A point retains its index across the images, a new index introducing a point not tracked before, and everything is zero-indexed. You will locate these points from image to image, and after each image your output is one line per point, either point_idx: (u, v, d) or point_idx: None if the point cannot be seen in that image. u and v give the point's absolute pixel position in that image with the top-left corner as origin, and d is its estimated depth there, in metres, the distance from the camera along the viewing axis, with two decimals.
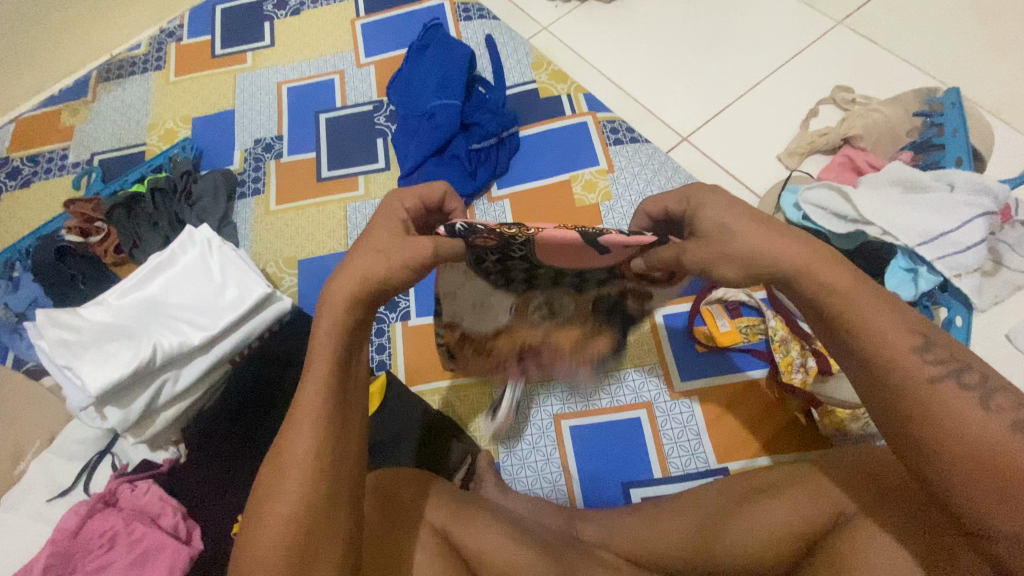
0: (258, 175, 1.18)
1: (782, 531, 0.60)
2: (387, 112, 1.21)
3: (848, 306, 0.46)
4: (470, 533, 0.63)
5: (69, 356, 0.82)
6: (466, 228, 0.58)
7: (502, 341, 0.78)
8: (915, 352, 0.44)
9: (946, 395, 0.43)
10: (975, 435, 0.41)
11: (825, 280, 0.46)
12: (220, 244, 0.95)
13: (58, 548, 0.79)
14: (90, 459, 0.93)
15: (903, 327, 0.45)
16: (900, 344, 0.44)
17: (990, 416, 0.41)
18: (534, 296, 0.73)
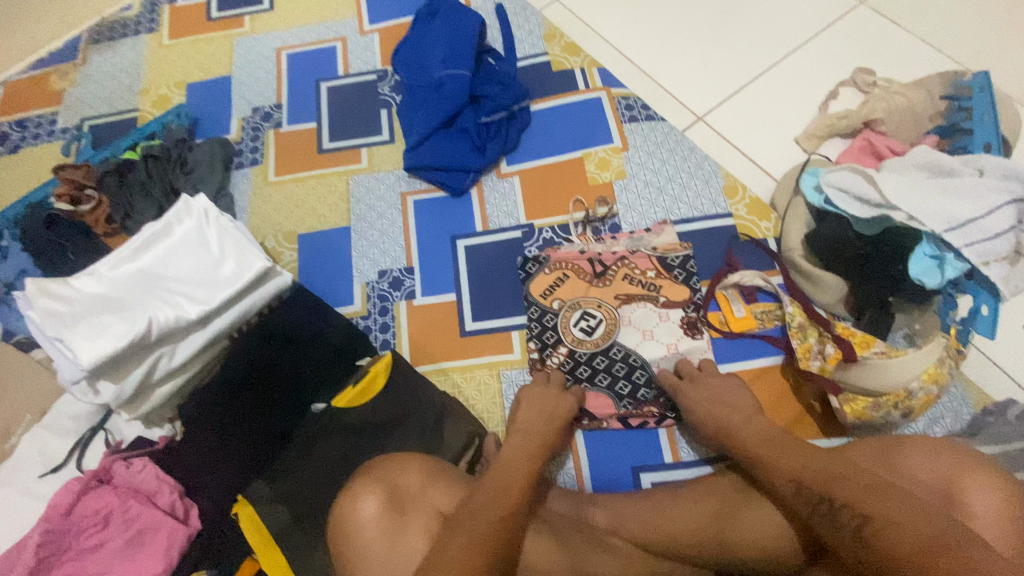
0: (256, 146, 1.14)
1: (766, 547, 0.61)
2: (391, 82, 1.16)
3: (753, 465, 0.63)
4: None
5: (59, 329, 0.78)
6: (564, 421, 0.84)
7: (562, 292, 0.92)
8: (792, 492, 0.57)
9: (815, 524, 0.54)
10: (840, 553, 0.52)
11: (748, 434, 0.66)
12: (217, 216, 0.91)
13: (51, 525, 0.77)
14: (83, 435, 0.90)
15: (784, 473, 0.59)
16: (781, 477, 0.59)
17: (844, 518, 0.52)
18: (596, 315, 0.90)
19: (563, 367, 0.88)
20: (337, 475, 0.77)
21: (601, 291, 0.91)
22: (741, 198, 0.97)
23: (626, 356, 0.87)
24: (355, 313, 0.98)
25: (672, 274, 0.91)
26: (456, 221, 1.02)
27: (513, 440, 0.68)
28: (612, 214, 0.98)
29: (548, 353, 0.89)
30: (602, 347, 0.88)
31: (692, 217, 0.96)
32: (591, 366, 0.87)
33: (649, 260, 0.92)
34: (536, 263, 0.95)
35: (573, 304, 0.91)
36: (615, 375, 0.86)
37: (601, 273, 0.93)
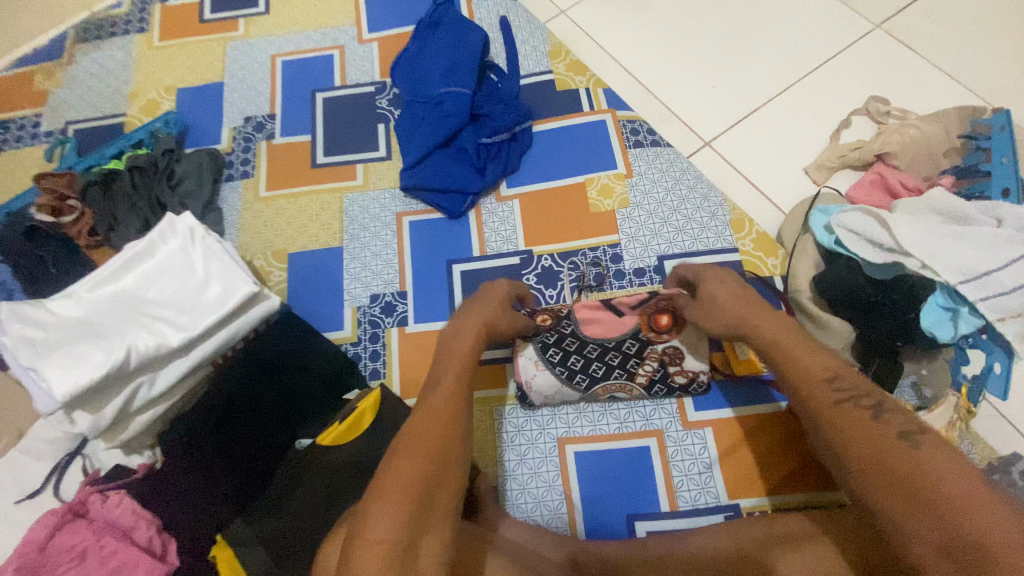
0: (247, 157, 1.09)
1: None
2: (389, 95, 1.12)
3: (779, 358, 0.60)
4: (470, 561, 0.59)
5: (33, 358, 0.75)
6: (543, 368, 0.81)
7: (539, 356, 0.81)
8: (826, 385, 0.56)
9: (842, 416, 0.53)
10: (854, 441, 0.51)
11: (770, 326, 0.63)
12: (203, 235, 0.88)
13: (25, 561, 0.74)
14: (60, 459, 0.87)
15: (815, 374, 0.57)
16: (816, 371, 0.57)
17: (879, 422, 0.51)
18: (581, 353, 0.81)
19: (553, 364, 0.81)
20: (322, 518, 0.74)
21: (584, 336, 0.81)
22: (748, 233, 0.93)
23: (618, 342, 0.81)
24: (345, 339, 0.94)
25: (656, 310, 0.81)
26: (452, 244, 0.98)
27: (468, 328, 0.68)
28: (614, 244, 0.94)
29: (540, 335, 0.82)
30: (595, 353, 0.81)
31: (696, 250, 0.92)
32: (582, 355, 0.80)
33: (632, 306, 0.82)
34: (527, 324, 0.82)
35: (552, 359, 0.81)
36: (603, 356, 0.80)
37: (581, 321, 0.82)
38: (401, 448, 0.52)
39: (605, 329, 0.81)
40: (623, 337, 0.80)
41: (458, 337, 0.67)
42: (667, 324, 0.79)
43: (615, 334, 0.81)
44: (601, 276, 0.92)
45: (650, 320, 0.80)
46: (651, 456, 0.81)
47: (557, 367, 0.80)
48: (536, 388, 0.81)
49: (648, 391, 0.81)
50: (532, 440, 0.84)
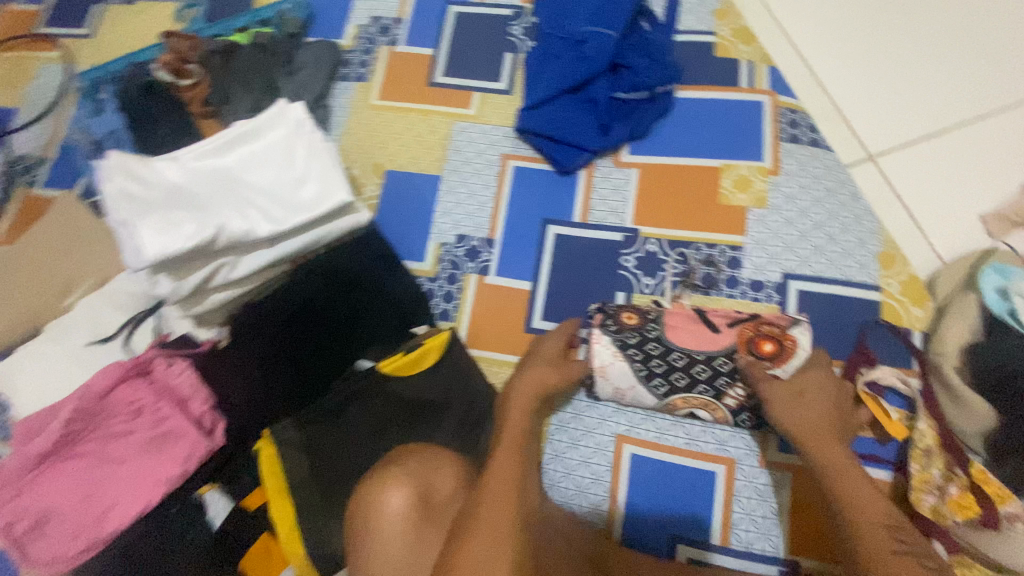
0: (366, 59, 1.04)
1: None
2: (525, 24, 1.02)
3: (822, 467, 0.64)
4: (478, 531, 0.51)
5: (130, 213, 0.74)
6: (614, 341, 0.72)
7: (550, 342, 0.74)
8: (881, 523, 0.58)
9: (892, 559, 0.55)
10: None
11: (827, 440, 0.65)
12: (311, 130, 0.86)
13: (83, 404, 0.76)
14: (136, 314, 0.89)
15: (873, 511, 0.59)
16: (874, 509, 0.59)
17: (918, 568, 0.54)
18: (670, 353, 0.71)
19: (633, 363, 0.71)
20: (369, 443, 0.73)
21: (678, 338, 0.71)
22: (897, 273, 0.80)
23: (710, 358, 0.70)
24: (423, 272, 0.91)
25: (764, 330, 0.70)
26: (554, 201, 0.90)
27: (517, 403, 0.67)
28: (735, 246, 0.83)
29: (616, 327, 0.72)
30: (688, 361, 0.71)
31: (830, 277, 0.80)
32: (665, 362, 0.71)
33: (738, 321, 0.71)
34: (608, 318, 0.73)
35: (614, 335, 0.72)
36: (688, 361, 0.71)
37: (657, 320, 0.72)
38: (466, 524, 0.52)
39: (698, 339, 0.70)
40: (717, 354, 0.70)
41: (513, 406, 0.67)
42: (771, 353, 0.69)
43: (710, 348, 0.70)
44: (711, 278, 0.82)
45: (753, 346, 0.69)
46: (713, 483, 0.74)
47: (635, 367, 0.71)
48: (611, 383, 0.73)
49: (733, 417, 0.72)
50: (589, 429, 0.78)
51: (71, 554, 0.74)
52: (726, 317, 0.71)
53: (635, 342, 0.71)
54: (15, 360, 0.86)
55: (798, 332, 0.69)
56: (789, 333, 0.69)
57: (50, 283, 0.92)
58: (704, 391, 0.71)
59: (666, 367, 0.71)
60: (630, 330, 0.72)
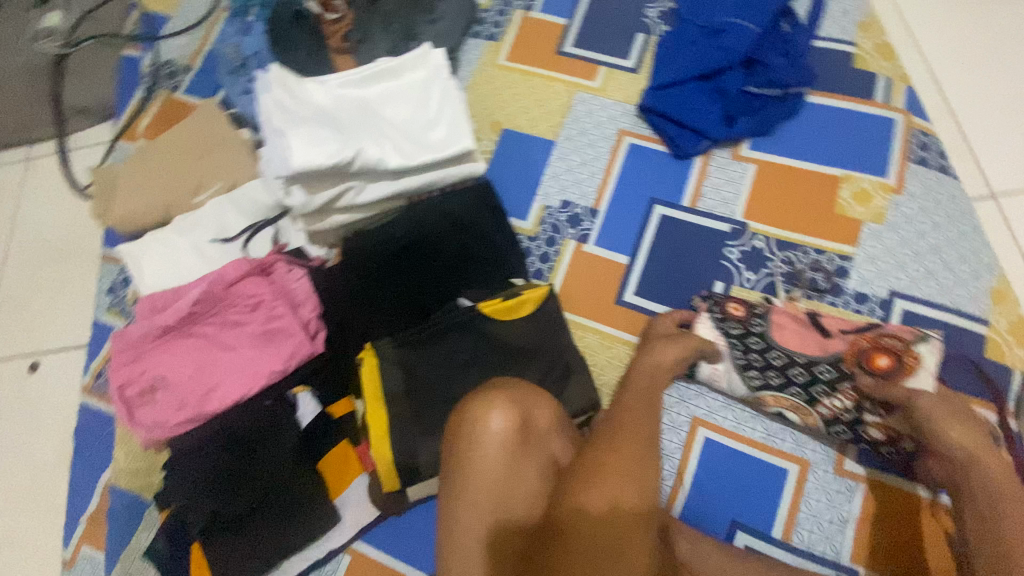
0: (499, 20, 1.07)
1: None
2: (662, 8, 1.03)
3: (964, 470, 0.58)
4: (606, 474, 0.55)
5: (283, 124, 0.80)
6: (722, 329, 0.77)
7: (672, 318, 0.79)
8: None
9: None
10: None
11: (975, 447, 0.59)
12: (448, 77, 0.91)
13: (212, 289, 0.84)
14: (256, 222, 0.96)
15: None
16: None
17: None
18: (771, 351, 0.75)
19: (733, 351, 0.77)
20: (459, 375, 0.78)
21: (784, 339, 0.75)
22: (1010, 311, 0.78)
23: (811, 362, 0.73)
24: (524, 231, 0.94)
25: (880, 344, 0.72)
26: (666, 183, 0.92)
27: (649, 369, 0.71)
28: (845, 256, 0.83)
29: (723, 316, 0.78)
30: (789, 362, 0.74)
31: (939, 303, 0.79)
32: (764, 357, 0.75)
33: (855, 331, 0.74)
34: (715, 307, 0.79)
35: (722, 324, 0.78)
36: (788, 361, 0.74)
37: (767, 318, 0.77)
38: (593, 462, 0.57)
39: (803, 343, 0.75)
40: (819, 360, 0.73)
41: (650, 371, 0.70)
42: (885, 366, 0.70)
43: (812, 352, 0.74)
44: (814, 284, 0.82)
45: (864, 357, 0.71)
46: (783, 481, 0.75)
47: (735, 356, 0.76)
48: (712, 365, 0.77)
49: (825, 427, 0.73)
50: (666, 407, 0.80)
51: (172, 422, 0.81)
52: (841, 326, 0.75)
53: (741, 334, 0.77)
54: (146, 243, 0.95)
55: (923, 353, 0.71)
56: (912, 351, 0.71)
57: (184, 180, 1.00)
58: (798, 394, 0.74)
59: (765, 362, 0.75)
60: (738, 322, 0.77)
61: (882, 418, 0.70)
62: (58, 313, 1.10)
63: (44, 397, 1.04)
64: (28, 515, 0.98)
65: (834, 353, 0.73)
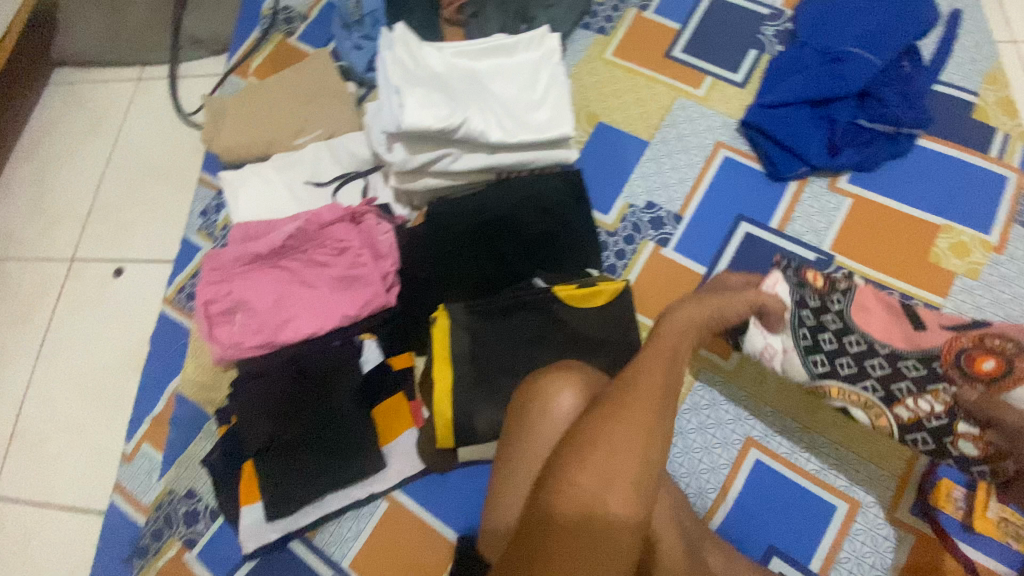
0: (612, 15, 1.08)
1: None
2: (779, 28, 1.02)
3: None
4: (593, 465, 0.44)
5: (400, 82, 0.83)
6: (796, 299, 0.73)
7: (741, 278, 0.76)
8: None
9: None
10: None
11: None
12: (558, 63, 0.92)
13: (307, 228, 0.88)
14: (348, 173, 1.00)
15: None
16: None
17: None
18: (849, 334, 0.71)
19: (802, 327, 0.72)
20: (526, 350, 0.80)
21: (866, 324, 0.71)
22: None
23: (894, 355, 0.69)
24: (604, 225, 0.94)
25: (984, 344, 0.65)
26: (756, 201, 0.91)
27: (683, 314, 0.57)
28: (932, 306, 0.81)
29: (800, 283, 0.73)
30: (865, 349, 0.70)
31: None
32: (838, 340, 0.71)
33: (956, 329, 0.68)
34: (794, 273, 0.74)
35: (797, 294, 0.73)
36: (865, 346, 0.70)
37: (847, 297, 0.72)
38: (584, 453, 0.45)
39: (887, 332, 0.70)
40: (907, 354, 0.68)
41: (679, 315, 0.56)
42: (987, 371, 0.64)
43: (897, 345, 0.69)
44: None
45: (962, 358, 0.65)
46: (828, 519, 0.74)
47: (808, 333, 0.72)
48: (766, 338, 0.74)
49: (901, 433, 0.69)
50: (720, 421, 0.80)
51: (247, 343, 0.85)
52: (938, 321, 0.70)
53: (815, 309, 0.72)
54: (245, 174, 1.00)
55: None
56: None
57: (288, 121, 1.04)
58: (874, 389, 0.69)
59: (837, 343, 0.71)
60: (813, 294, 0.73)
61: (976, 432, 0.65)
62: (148, 227, 1.17)
63: (125, 303, 1.12)
64: (96, 408, 1.05)
65: (925, 347, 0.68)
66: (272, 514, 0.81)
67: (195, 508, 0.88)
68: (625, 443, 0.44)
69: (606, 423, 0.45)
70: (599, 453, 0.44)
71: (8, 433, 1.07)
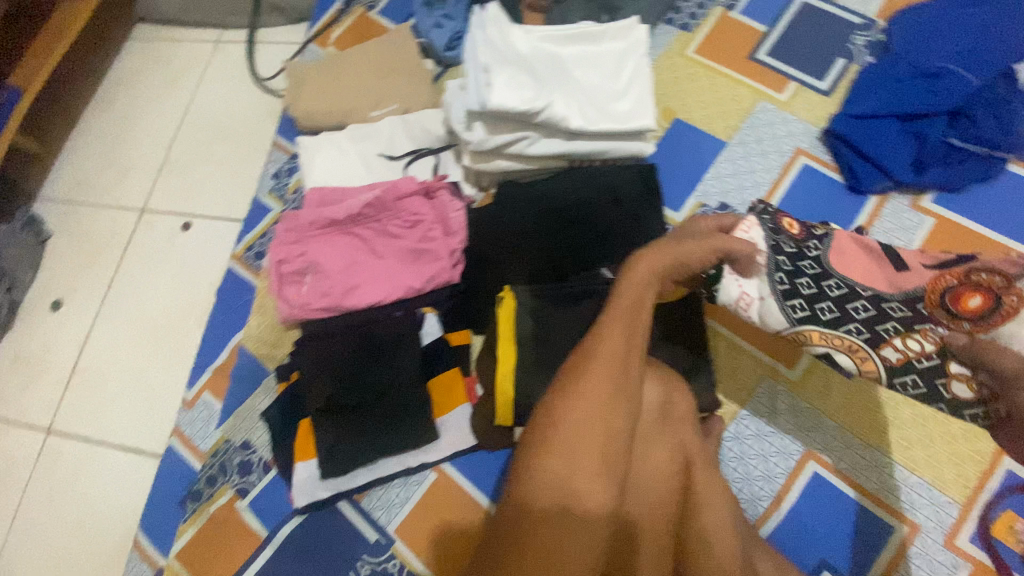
0: (697, 13, 1.07)
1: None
2: (870, 39, 1.00)
3: None
4: (561, 445, 0.50)
5: (489, 61, 0.83)
6: (773, 244, 0.71)
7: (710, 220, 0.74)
8: None
9: None
10: None
11: None
12: (644, 55, 0.91)
13: (383, 198, 0.90)
14: (421, 148, 1.01)
15: None
16: None
17: None
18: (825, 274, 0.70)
19: (777, 272, 0.71)
20: None
21: (844, 267, 0.70)
22: None
23: (876, 296, 0.68)
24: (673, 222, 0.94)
25: (968, 278, 0.63)
26: (831, 212, 0.90)
27: (638, 273, 0.58)
28: None
29: (776, 230, 0.72)
30: (846, 291, 0.69)
31: None
32: (816, 284, 0.70)
33: (946, 268, 0.65)
34: (769, 219, 0.73)
35: (771, 238, 0.72)
36: (844, 287, 0.69)
37: (821, 240, 0.72)
38: (552, 439, 0.51)
39: (868, 275, 0.70)
40: (890, 296, 0.67)
41: (636, 276, 0.58)
42: (975, 308, 0.61)
43: (882, 287, 0.68)
44: None
45: (949, 298, 0.63)
46: (885, 539, 0.73)
47: (785, 277, 0.71)
48: (740, 285, 0.73)
49: (889, 376, 0.68)
50: (779, 429, 0.79)
51: (314, 305, 0.87)
52: (925, 261, 0.68)
53: (791, 253, 0.71)
54: (321, 141, 1.01)
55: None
56: (1014, 288, 0.59)
57: (366, 93, 1.06)
58: (855, 330, 0.68)
59: (814, 285, 0.70)
60: (789, 239, 0.72)
61: (967, 373, 0.63)
62: (216, 185, 1.20)
63: (190, 256, 1.15)
64: (156, 354, 1.09)
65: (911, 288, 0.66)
66: (326, 472, 0.83)
67: (249, 459, 0.90)
68: (589, 418, 0.50)
69: (566, 408, 0.51)
70: (563, 435, 0.51)
71: (72, 369, 1.12)
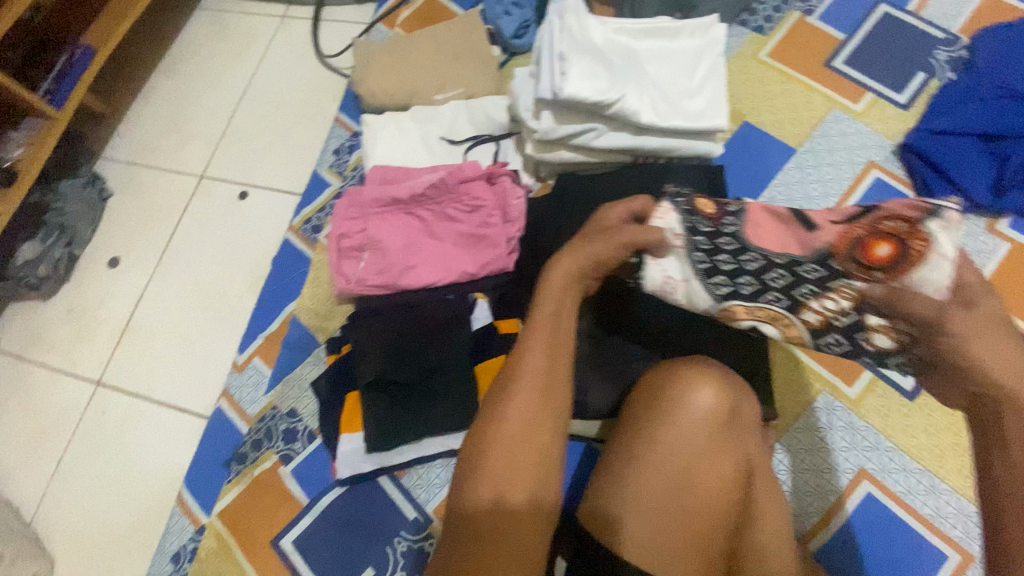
0: (773, 16, 1.04)
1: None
2: (955, 54, 0.96)
3: None
4: (496, 453, 0.53)
5: (565, 50, 0.83)
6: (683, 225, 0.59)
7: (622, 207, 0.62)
8: None
9: None
10: None
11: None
12: (720, 55, 0.90)
13: (445, 181, 0.90)
14: (482, 134, 1.01)
15: None
16: None
17: None
18: (743, 251, 0.57)
19: (694, 252, 0.58)
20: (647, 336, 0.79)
21: (759, 240, 0.57)
22: None
23: (790, 261, 0.56)
24: None
25: (868, 225, 0.52)
26: None
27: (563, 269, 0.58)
28: None
29: (690, 211, 0.59)
30: (766, 261, 0.57)
31: None
32: (734, 260, 0.57)
33: (851, 224, 0.54)
34: (682, 198, 0.60)
35: (682, 221, 0.59)
36: (759, 260, 0.57)
37: (737, 217, 0.58)
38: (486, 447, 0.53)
39: (780, 240, 0.57)
40: (802, 259, 0.55)
41: (559, 272, 0.58)
42: (885, 254, 0.50)
43: (791, 249, 0.56)
44: None
45: (855, 246, 0.52)
46: (939, 567, 0.71)
47: (699, 257, 0.58)
48: (662, 270, 0.59)
49: (814, 340, 0.57)
50: (834, 446, 0.78)
51: (371, 282, 0.88)
52: (831, 215, 0.56)
53: (704, 232, 0.58)
54: (384, 120, 1.02)
55: (939, 232, 0.49)
56: (921, 231, 0.49)
57: (431, 76, 1.06)
58: (768, 301, 0.56)
59: (731, 264, 0.58)
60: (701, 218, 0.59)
61: (887, 324, 0.52)
62: (273, 157, 1.22)
63: (245, 225, 1.18)
64: (206, 317, 1.12)
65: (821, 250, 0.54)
66: (373, 447, 0.83)
67: (294, 426, 0.92)
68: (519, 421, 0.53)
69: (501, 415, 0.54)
70: (498, 442, 0.53)
71: (125, 325, 1.15)
